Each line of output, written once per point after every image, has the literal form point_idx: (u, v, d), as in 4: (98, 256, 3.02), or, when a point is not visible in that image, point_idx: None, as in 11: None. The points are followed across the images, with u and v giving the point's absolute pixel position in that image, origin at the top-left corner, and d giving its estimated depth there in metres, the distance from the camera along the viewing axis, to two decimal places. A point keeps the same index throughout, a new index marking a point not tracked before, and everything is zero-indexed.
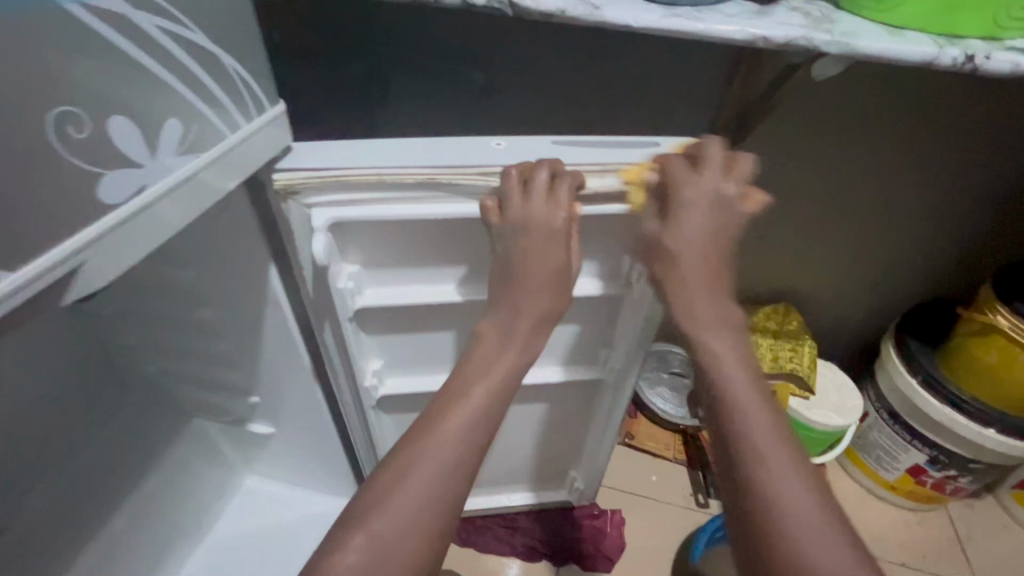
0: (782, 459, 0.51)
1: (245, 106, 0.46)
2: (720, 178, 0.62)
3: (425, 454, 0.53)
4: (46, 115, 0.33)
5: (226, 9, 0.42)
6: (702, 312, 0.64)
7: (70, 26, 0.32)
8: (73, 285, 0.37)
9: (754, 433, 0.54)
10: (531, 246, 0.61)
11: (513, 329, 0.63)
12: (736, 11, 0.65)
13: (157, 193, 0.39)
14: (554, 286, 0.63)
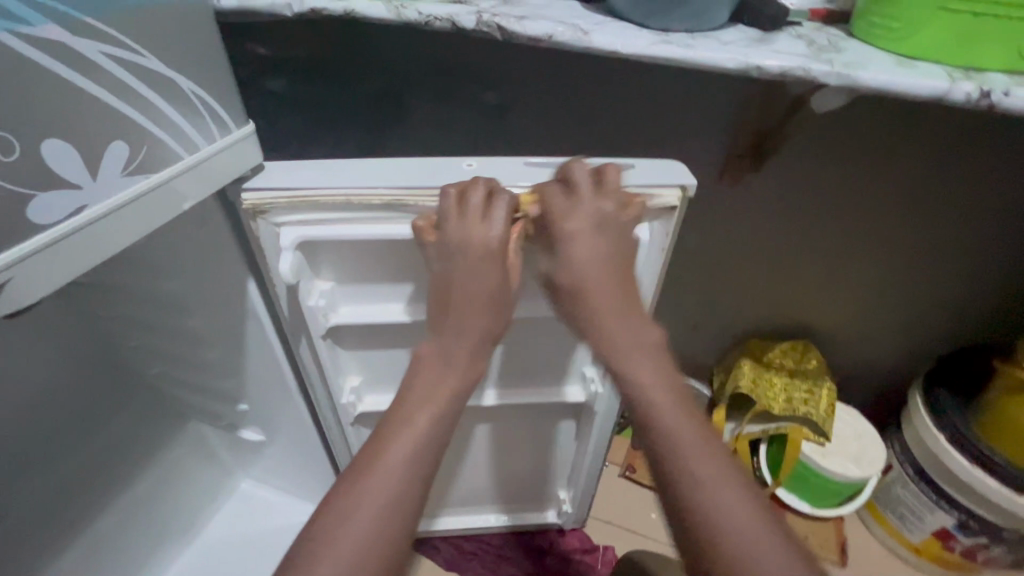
0: (706, 465, 0.54)
1: (208, 130, 0.47)
2: (672, 199, 0.61)
3: (373, 485, 0.52)
4: None
5: (182, 36, 0.44)
6: (620, 339, 0.61)
7: (3, 54, 0.35)
8: (1, 301, 0.38)
9: (683, 453, 0.55)
10: (467, 268, 0.58)
11: (453, 356, 0.61)
12: (735, 39, 0.61)
13: (95, 214, 0.41)
14: (489, 308, 0.60)
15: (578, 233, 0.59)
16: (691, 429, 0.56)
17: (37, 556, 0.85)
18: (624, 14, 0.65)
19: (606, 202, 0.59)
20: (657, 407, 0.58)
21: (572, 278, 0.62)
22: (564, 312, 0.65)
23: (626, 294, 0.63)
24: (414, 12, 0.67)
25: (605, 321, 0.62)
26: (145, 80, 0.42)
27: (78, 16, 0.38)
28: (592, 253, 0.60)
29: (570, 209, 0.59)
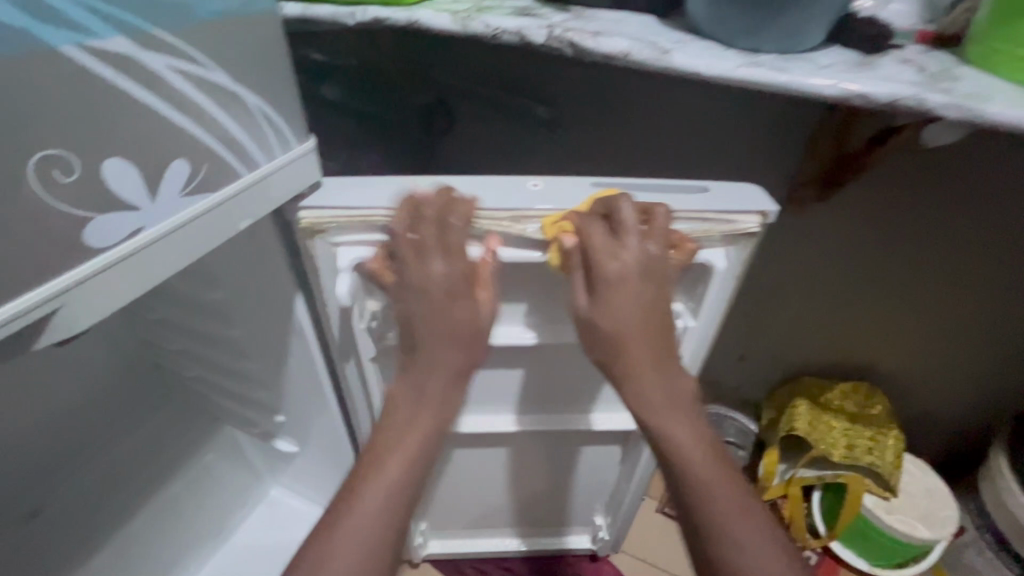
0: (748, 528, 0.56)
1: (267, 147, 0.45)
2: (642, 239, 0.54)
3: (354, 525, 0.54)
4: (34, 157, 0.33)
5: (246, 49, 0.42)
6: (656, 397, 0.59)
7: (65, 65, 0.33)
8: (51, 326, 0.37)
9: (722, 509, 0.56)
10: (436, 306, 0.55)
11: (426, 393, 0.58)
12: (831, 63, 0.56)
13: (153, 236, 0.39)
14: (460, 346, 0.57)
15: (628, 278, 0.54)
16: (727, 490, 0.57)
17: (67, 557, 0.84)
18: (707, 33, 0.61)
19: (653, 245, 0.54)
20: (692, 465, 0.58)
21: (613, 326, 0.56)
22: (596, 359, 0.59)
23: (666, 343, 0.59)
24: (481, 24, 0.64)
25: (646, 374, 0.58)
26: (211, 92, 0.40)
27: (147, 27, 0.36)
28: (639, 304, 0.56)
29: (619, 252, 0.54)
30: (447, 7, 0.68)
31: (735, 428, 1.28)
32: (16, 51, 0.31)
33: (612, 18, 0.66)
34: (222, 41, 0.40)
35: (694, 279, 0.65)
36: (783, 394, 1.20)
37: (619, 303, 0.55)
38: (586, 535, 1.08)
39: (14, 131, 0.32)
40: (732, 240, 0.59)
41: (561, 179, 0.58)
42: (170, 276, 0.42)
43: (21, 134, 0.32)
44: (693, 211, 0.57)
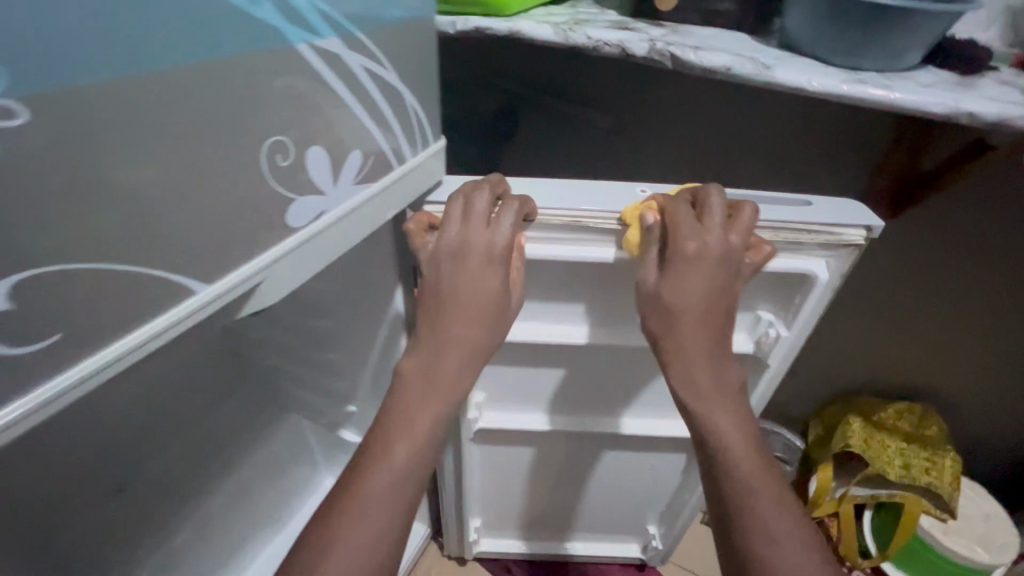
0: (783, 531, 0.51)
1: (414, 143, 0.49)
2: (724, 230, 0.53)
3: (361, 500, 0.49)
4: (259, 145, 0.36)
5: (409, 52, 0.45)
6: (698, 381, 0.57)
7: (292, 62, 0.36)
8: (251, 298, 0.40)
9: (756, 506, 0.52)
10: (466, 279, 0.53)
11: (439, 373, 0.54)
12: (932, 81, 0.59)
13: (332, 218, 0.43)
14: (483, 324, 0.54)
15: (702, 261, 0.53)
16: (767, 484, 0.54)
17: (155, 533, 0.82)
18: (805, 50, 0.64)
19: (737, 237, 0.53)
20: (733, 454, 0.55)
21: (681, 303, 0.55)
22: (649, 330, 0.58)
23: (719, 333, 0.57)
24: (583, 36, 0.67)
25: (692, 353, 0.57)
26: (386, 90, 0.44)
27: (352, 29, 0.39)
28: (707, 286, 0.54)
29: (700, 233, 0.53)
30: (547, 20, 0.72)
31: (781, 443, 1.28)
32: (264, 44, 0.34)
33: (706, 34, 0.69)
34: (397, 45, 0.44)
35: (789, 287, 0.66)
36: (831, 413, 1.20)
37: (696, 283, 0.54)
38: (637, 543, 1.08)
39: (249, 120, 0.35)
40: (832, 251, 0.60)
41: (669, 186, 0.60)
42: (336, 257, 0.45)
43: (252, 123, 0.35)
44: (804, 223, 0.58)
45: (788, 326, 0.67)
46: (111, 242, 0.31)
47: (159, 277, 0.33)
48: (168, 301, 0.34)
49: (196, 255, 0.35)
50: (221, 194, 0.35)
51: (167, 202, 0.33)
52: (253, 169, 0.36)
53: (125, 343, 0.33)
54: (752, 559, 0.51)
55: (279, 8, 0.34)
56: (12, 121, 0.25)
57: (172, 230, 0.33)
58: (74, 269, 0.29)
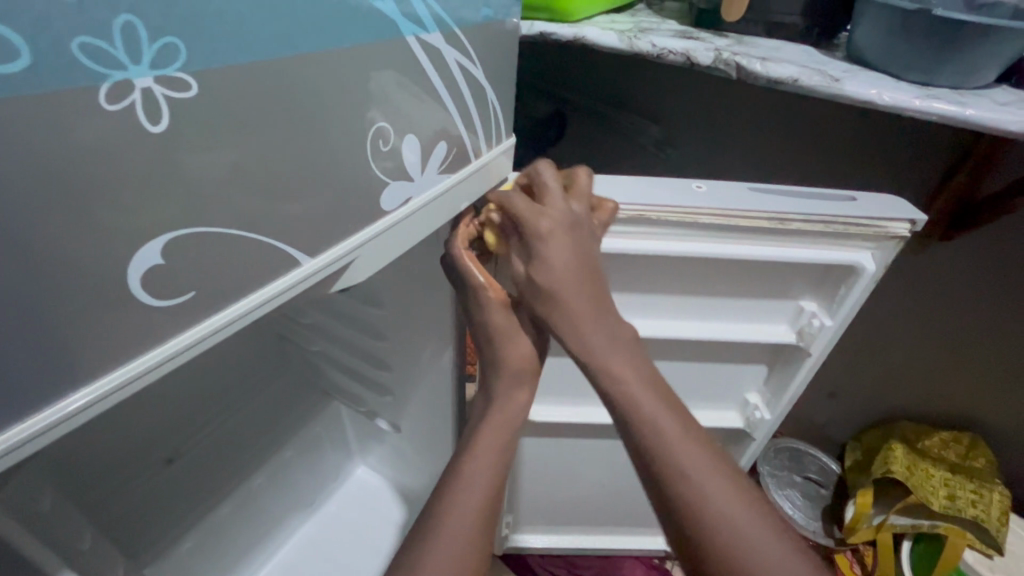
0: (702, 466, 0.44)
1: (490, 138, 0.51)
2: (561, 200, 0.51)
3: (460, 499, 0.49)
4: (367, 130, 0.39)
5: (495, 51, 0.48)
6: (593, 335, 0.49)
7: (402, 52, 0.38)
8: (340, 277, 0.43)
9: (667, 450, 0.45)
10: (477, 312, 0.57)
11: (510, 385, 0.55)
12: (1007, 100, 0.58)
13: (416, 205, 0.45)
14: (525, 341, 0.55)
15: (554, 233, 0.49)
16: (673, 421, 0.46)
17: (198, 505, 0.83)
18: (873, 65, 0.64)
19: (578, 204, 0.51)
20: (639, 407, 0.47)
21: (549, 280, 0.49)
22: (536, 313, 0.51)
23: (599, 291, 0.50)
24: (648, 44, 0.69)
25: (578, 312, 0.49)
26: (472, 84, 0.46)
27: (451, 25, 0.41)
28: (572, 256, 0.49)
29: (541, 211, 0.50)
30: (610, 27, 0.73)
31: (816, 466, 1.25)
32: (381, 38, 0.37)
33: (769, 45, 0.70)
34: (486, 44, 0.46)
35: (831, 279, 0.64)
36: (871, 437, 1.18)
37: (557, 257, 0.49)
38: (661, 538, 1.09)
39: (361, 107, 0.38)
40: (877, 243, 0.59)
41: (723, 183, 0.59)
42: (413, 244, 0.48)
43: (362, 110, 0.38)
44: (850, 219, 0.56)
45: (831, 315, 0.65)
46: (241, 209, 0.33)
47: (277, 249, 0.36)
48: (278, 268, 0.37)
49: (303, 231, 0.37)
50: (330, 174, 0.38)
51: (289, 176, 0.35)
52: (356, 151, 0.39)
53: (243, 303, 0.36)
54: (682, 510, 0.43)
55: (396, 4, 0.37)
56: (185, 93, 0.28)
57: (290, 204, 0.36)
58: (212, 232, 0.32)
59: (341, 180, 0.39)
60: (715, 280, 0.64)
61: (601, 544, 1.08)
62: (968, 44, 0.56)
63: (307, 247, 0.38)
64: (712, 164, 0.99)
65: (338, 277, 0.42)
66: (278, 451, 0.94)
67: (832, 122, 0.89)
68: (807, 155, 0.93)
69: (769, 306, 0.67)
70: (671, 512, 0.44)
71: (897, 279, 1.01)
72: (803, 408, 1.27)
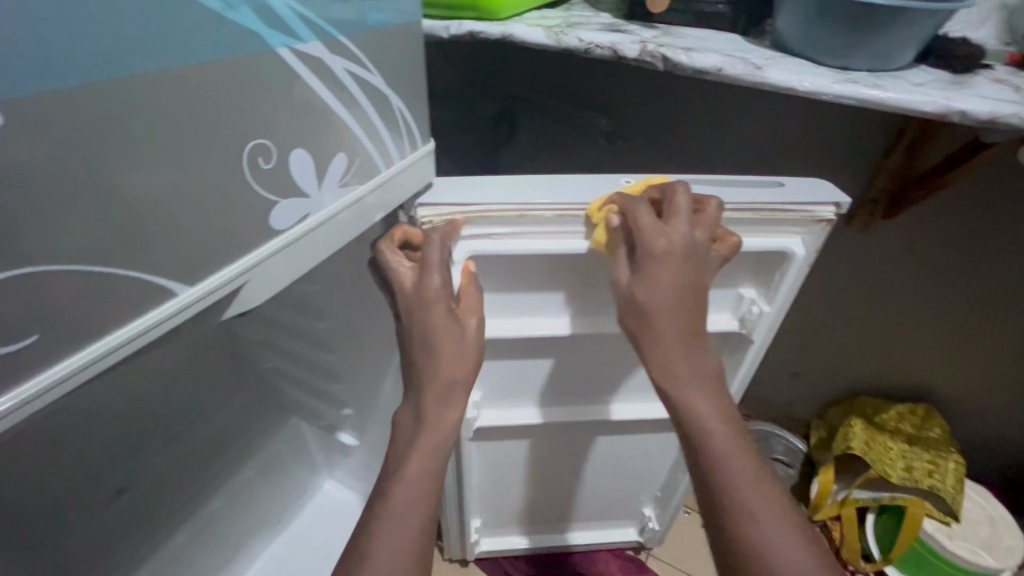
0: (768, 502, 0.47)
1: (402, 146, 0.48)
2: (690, 228, 0.51)
3: (389, 517, 0.48)
4: (242, 149, 0.35)
5: (401, 55, 0.46)
6: (678, 364, 0.53)
7: (274, 63, 0.35)
8: (232, 302, 0.39)
9: (737, 480, 0.48)
10: (415, 317, 0.53)
11: (441, 396, 0.54)
12: (925, 80, 0.58)
13: (317, 221, 0.42)
14: (454, 355, 0.53)
15: (667, 255, 0.51)
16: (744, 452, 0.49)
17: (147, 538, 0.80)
18: (797, 51, 0.64)
19: (703, 232, 0.52)
20: (714, 438, 0.50)
21: (648, 299, 0.51)
22: (628, 330, 0.54)
23: (696, 324, 0.53)
24: (575, 38, 0.68)
25: (671, 342, 0.52)
26: (372, 93, 0.43)
27: (334, 33, 0.38)
28: (677, 283, 0.51)
29: (666, 231, 0.51)
30: (539, 24, 0.72)
31: (783, 446, 1.26)
32: (247, 50, 0.33)
33: (697, 35, 0.70)
34: (389, 48, 0.44)
35: (768, 265, 0.65)
36: (834, 415, 1.20)
37: (660, 283, 0.51)
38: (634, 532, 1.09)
39: (228, 126, 0.34)
40: (807, 226, 0.59)
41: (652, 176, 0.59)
42: (320, 260, 0.45)
43: (231, 129, 0.34)
44: (777, 204, 0.56)
45: (770, 301, 0.66)
46: (102, 242, 0.30)
47: (145, 280, 0.33)
48: (152, 299, 0.34)
49: (180, 260, 0.35)
50: (202, 199, 0.34)
51: (161, 204, 0.32)
52: (238, 174, 0.36)
53: (114, 338, 0.33)
54: (745, 543, 0.45)
55: (259, 14, 0.33)
56: None
57: (156, 234, 0.33)
58: (55, 269, 0.29)
59: (217, 206, 0.35)
60: None
61: (575, 542, 1.08)
62: (883, 25, 0.56)
63: (186, 273, 0.35)
64: (660, 155, 1.00)
65: (229, 302, 0.39)
66: (233, 474, 0.92)
67: (770, 108, 0.90)
68: (750, 142, 0.94)
69: (711, 296, 0.67)
70: (727, 541, 0.47)
71: (849, 259, 1.02)
72: (767, 391, 1.28)
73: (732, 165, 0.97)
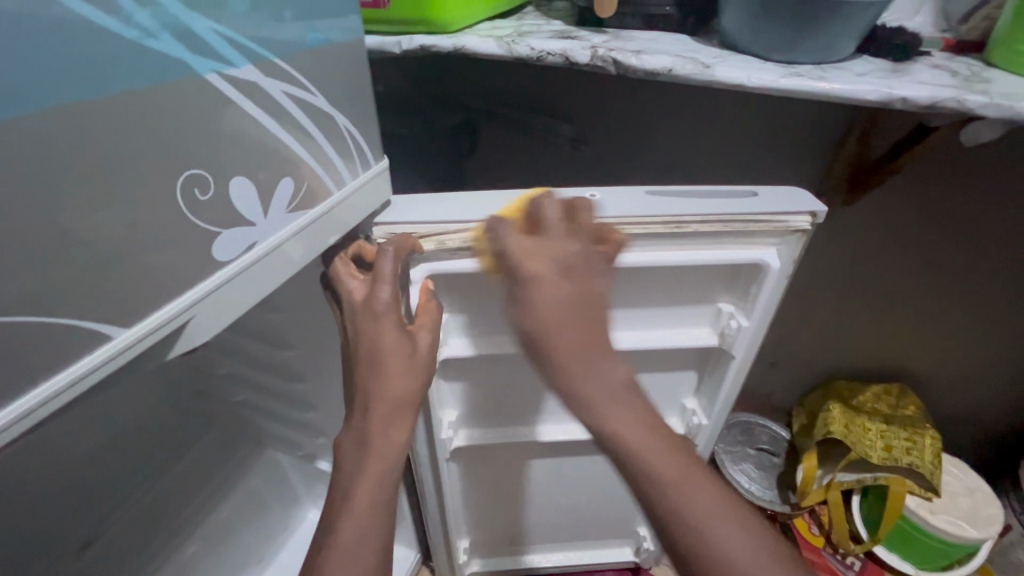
0: (721, 530, 0.44)
1: (353, 166, 0.47)
2: (571, 240, 0.49)
3: None
4: (176, 181, 0.34)
5: (344, 73, 0.45)
6: (592, 390, 0.46)
7: (205, 91, 0.34)
8: (177, 340, 0.38)
9: (680, 509, 0.44)
10: (364, 333, 0.51)
11: (392, 421, 0.52)
12: (867, 70, 0.60)
13: (264, 251, 0.40)
14: (404, 374, 0.51)
15: (542, 275, 0.47)
16: (689, 479, 0.45)
17: None
18: (743, 49, 0.65)
19: (578, 241, 0.49)
20: (656, 470, 0.45)
21: (534, 326, 0.47)
22: (531, 359, 0.49)
23: (589, 332, 0.47)
24: (526, 47, 0.68)
25: (571, 366, 0.46)
26: (315, 115, 0.42)
27: (269, 56, 0.37)
28: (562, 300, 0.47)
29: (533, 249, 0.48)
30: (489, 34, 0.72)
31: (767, 435, 1.28)
32: (172, 79, 0.32)
33: (647, 37, 0.70)
34: (331, 69, 0.43)
35: (744, 277, 0.65)
36: (813, 400, 1.22)
37: (545, 305, 0.47)
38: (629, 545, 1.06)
39: (158, 159, 0.33)
40: (781, 238, 0.59)
41: (616, 189, 0.58)
42: (273, 289, 0.43)
43: (161, 162, 0.33)
44: (750, 215, 0.56)
45: (749, 316, 0.65)
46: (23, 288, 0.28)
47: (78, 326, 0.31)
48: (86, 346, 0.32)
49: (110, 301, 0.33)
50: (132, 237, 0.33)
51: (88, 243, 0.31)
52: (172, 205, 0.34)
53: (52, 384, 0.31)
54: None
55: (181, 41, 0.32)
56: None
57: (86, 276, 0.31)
58: None
59: (153, 242, 0.34)
60: (632, 291, 0.64)
61: (569, 553, 1.06)
62: (820, 20, 0.58)
63: (123, 314, 0.33)
64: (623, 159, 1.00)
65: (175, 340, 0.37)
66: (210, 514, 0.88)
67: (724, 105, 0.91)
68: (709, 141, 0.95)
69: (689, 311, 0.68)
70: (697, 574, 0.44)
71: (816, 248, 1.04)
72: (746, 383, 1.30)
73: (693, 163, 0.98)
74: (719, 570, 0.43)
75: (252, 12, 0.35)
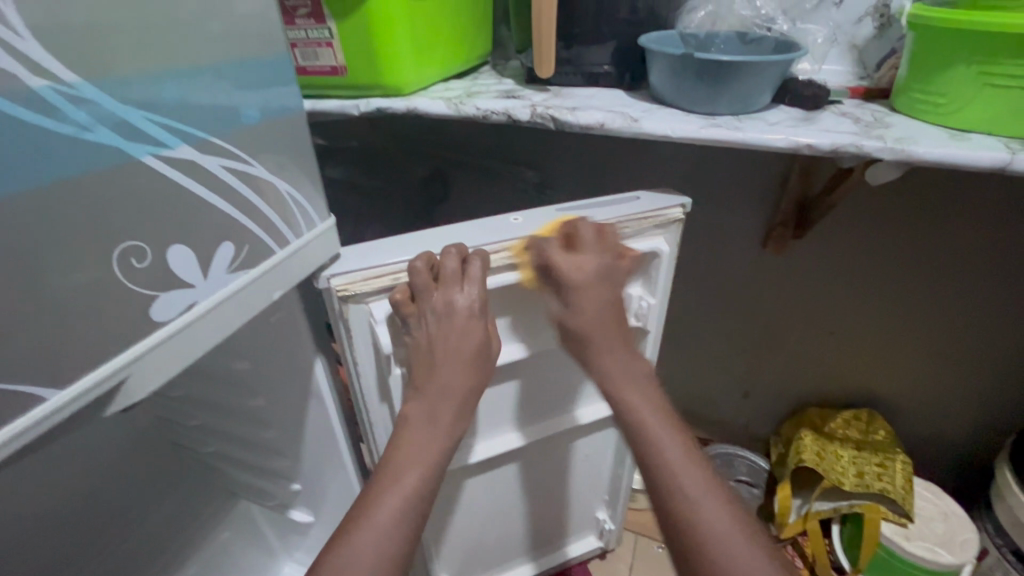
0: (694, 481, 0.50)
1: (296, 226, 0.52)
2: (599, 253, 0.59)
3: None
4: (114, 251, 0.37)
5: (283, 145, 0.49)
6: (611, 367, 0.59)
7: (140, 170, 0.38)
8: (116, 397, 0.40)
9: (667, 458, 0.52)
10: (454, 335, 0.56)
11: (438, 415, 0.57)
12: (779, 120, 0.65)
13: (203, 309, 0.43)
14: (472, 368, 0.58)
15: (587, 283, 0.59)
16: (676, 440, 0.53)
17: None
18: (670, 102, 0.71)
19: (609, 255, 0.60)
20: (648, 425, 0.55)
21: (582, 324, 0.60)
22: (572, 349, 0.62)
23: (624, 331, 0.61)
24: (473, 107, 0.73)
25: (603, 349, 0.59)
26: (253, 184, 0.46)
27: (205, 136, 0.41)
28: (600, 304, 0.60)
29: (576, 262, 0.59)
30: (441, 96, 0.78)
31: (746, 466, 1.28)
32: (109, 162, 0.36)
33: (584, 94, 0.76)
34: (269, 143, 0.47)
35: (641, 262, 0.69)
36: (786, 429, 1.22)
37: (590, 307, 0.60)
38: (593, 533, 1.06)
39: (95, 234, 0.36)
40: (664, 228, 0.66)
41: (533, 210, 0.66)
42: (215, 343, 0.46)
43: (99, 237, 0.36)
44: (637, 214, 0.63)
45: (653, 292, 0.69)
46: None
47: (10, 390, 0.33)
48: (16, 409, 0.34)
49: (45, 367, 0.35)
50: (69, 308, 0.35)
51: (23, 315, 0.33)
52: (109, 275, 0.37)
53: None
54: (683, 521, 0.49)
55: (117, 131, 0.36)
56: None
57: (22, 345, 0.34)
58: None
59: (89, 310, 0.37)
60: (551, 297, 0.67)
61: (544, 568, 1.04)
62: (730, 77, 0.64)
63: (57, 376, 0.36)
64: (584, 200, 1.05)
65: (114, 397, 0.40)
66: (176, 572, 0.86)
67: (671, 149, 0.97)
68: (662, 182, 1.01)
69: None
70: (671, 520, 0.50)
71: (772, 278, 1.08)
72: (723, 415, 1.30)
73: None
74: (686, 514, 0.49)
75: (186, 102, 0.40)
